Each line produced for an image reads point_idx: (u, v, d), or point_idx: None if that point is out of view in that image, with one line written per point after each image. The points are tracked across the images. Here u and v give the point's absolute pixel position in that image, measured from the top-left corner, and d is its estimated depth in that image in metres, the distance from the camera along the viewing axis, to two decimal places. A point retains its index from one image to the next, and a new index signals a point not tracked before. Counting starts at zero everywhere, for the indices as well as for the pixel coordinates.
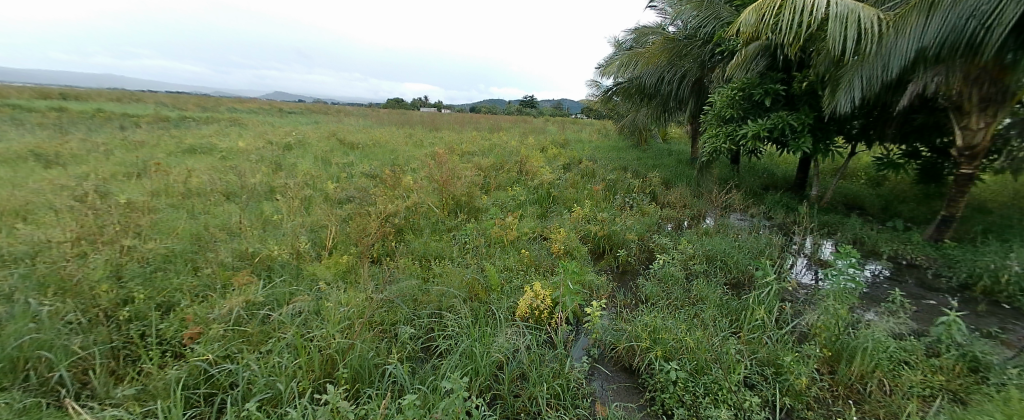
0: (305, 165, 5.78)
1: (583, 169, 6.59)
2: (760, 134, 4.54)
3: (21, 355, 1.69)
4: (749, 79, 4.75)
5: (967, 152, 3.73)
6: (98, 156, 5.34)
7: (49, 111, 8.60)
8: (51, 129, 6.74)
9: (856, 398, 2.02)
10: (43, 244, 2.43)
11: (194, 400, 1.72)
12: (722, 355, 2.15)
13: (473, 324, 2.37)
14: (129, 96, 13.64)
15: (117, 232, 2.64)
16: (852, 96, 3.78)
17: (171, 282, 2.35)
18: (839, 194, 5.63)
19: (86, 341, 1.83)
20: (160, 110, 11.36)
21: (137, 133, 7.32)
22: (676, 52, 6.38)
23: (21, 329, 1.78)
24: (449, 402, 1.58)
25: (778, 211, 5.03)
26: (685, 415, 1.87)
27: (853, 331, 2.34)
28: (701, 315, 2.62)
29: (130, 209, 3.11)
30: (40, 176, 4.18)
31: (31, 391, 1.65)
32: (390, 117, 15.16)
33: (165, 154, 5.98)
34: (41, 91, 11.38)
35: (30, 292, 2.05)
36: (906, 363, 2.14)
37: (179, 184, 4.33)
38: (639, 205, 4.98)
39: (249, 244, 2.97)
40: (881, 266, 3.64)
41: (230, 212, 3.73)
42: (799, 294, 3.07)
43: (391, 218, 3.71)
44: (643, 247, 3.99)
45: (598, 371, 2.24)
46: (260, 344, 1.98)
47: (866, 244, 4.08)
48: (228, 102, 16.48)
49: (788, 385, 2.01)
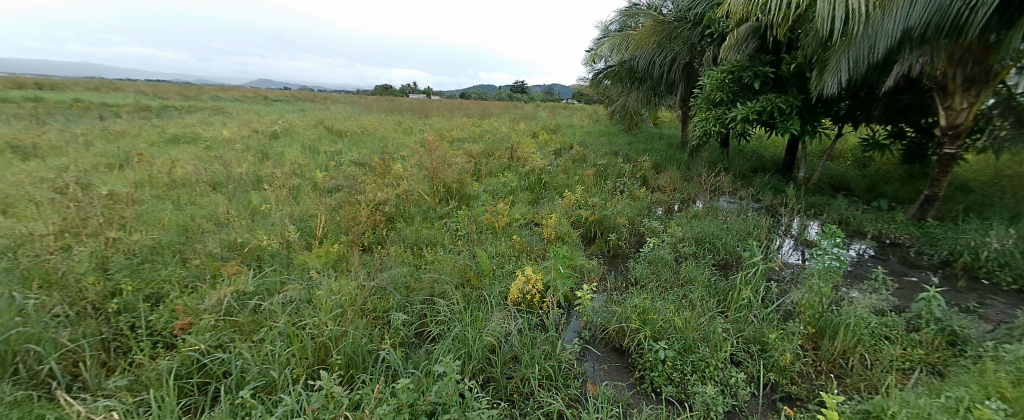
0: (293, 154, 5.69)
1: (574, 154, 6.58)
2: (749, 116, 4.57)
3: (9, 348, 1.67)
4: (739, 62, 4.76)
5: (951, 131, 3.79)
6: (78, 147, 5.20)
7: (23, 101, 8.29)
8: (28, 120, 6.52)
9: (839, 372, 2.09)
10: (24, 237, 2.37)
11: (187, 389, 1.72)
12: (710, 334, 2.21)
13: (465, 309, 2.39)
14: (108, 85, 13.19)
15: (102, 224, 2.59)
16: (839, 78, 3.81)
17: (159, 274, 2.33)
18: (826, 176, 5.72)
19: (75, 334, 1.82)
20: (140, 99, 11.02)
21: (117, 123, 7.11)
22: (667, 35, 6.29)
23: (7, 323, 1.76)
24: (443, 385, 1.60)
25: (767, 193, 5.11)
26: (673, 392, 1.93)
27: (836, 308, 2.41)
28: (689, 295, 2.68)
29: (114, 201, 3.06)
30: (17, 168, 4.05)
31: (21, 384, 1.63)
32: (379, 103, 14.88)
33: (147, 144, 5.83)
34: (15, 80, 10.94)
35: (13, 286, 2.01)
36: (886, 338, 2.21)
37: (163, 175, 4.25)
38: (630, 190, 5.02)
39: (238, 234, 2.94)
40: (866, 246, 3.74)
41: (217, 203, 3.66)
42: (785, 274, 3.15)
43: (382, 206, 3.71)
44: (634, 230, 4.03)
45: (590, 353, 2.28)
46: (252, 333, 1.98)
47: (851, 224, 4.19)
48: (211, 90, 16.05)
49: (773, 361, 2.08)
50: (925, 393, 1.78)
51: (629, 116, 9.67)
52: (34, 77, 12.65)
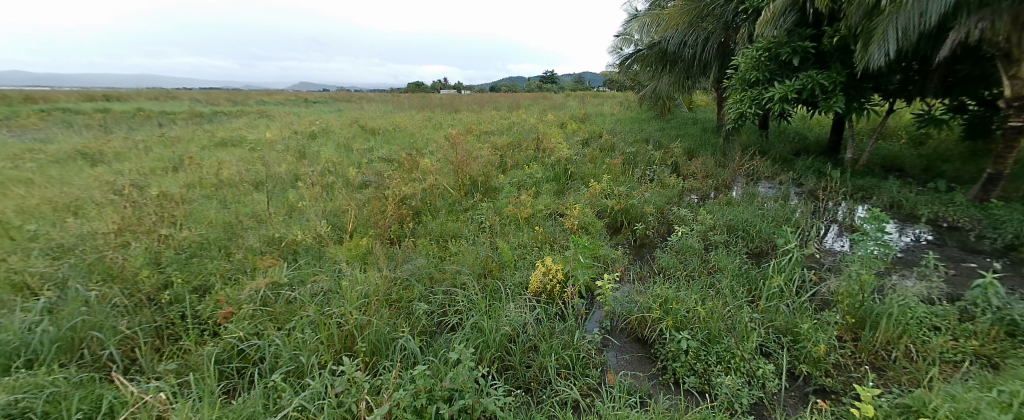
0: (328, 153, 5.93)
1: (602, 143, 6.44)
2: (787, 96, 4.29)
3: (76, 335, 1.87)
4: (776, 38, 4.46)
5: (1017, 102, 3.39)
6: (138, 153, 5.67)
7: (94, 112, 9.13)
8: (97, 129, 7.18)
9: (880, 364, 1.95)
10: (89, 235, 2.62)
11: (228, 373, 1.87)
12: (736, 324, 2.13)
13: (485, 299, 2.43)
14: (165, 94, 14.26)
15: (155, 222, 2.82)
16: (886, 49, 3.50)
17: (206, 267, 2.52)
18: (875, 156, 5.28)
19: (132, 322, 2.01)
20: (193, 106, 11.85)
21: (173, 130, 7.69)
22: (698, 13, 6.01)
23: (74, 312, 1.96)
24: (458, 373, 1.63)
25: (809, 177, 4.79)
26: (695, 383, 1.87)
27: (879, 297, 2.24)
28: (717, 284, 2.58)
29: (166, 201, 3.32)
30: (87, 174, 4.48)
31: (86, 367, 1.82)
32: (410, 100, 15.21)
33: (198, 148, 6.27)
34: (87, 94, 12.06)
35: (80, 279, 2.24)
36: (935, 328, 2.04)
37: (211, 176, 4.56)
38: (659, 178, 4.86)
39: (276, 230, 3.12)
40: (921, 230, 3.43)
41: (258, 201, 3.90)
42: (825, 261, 2.96)
43: (408, 200, 3.81)
44: (662, 219, 3.92)
45: (611, 343, 2.25)
46: (286, 322, 2.11)
47: (903, 208, 3.85)
48: (255, 94, 16.94)
49: (805, 353, 1.97)
50: (975, 387, 1.63)
51: (660, 101, 9.32)
52: (103, 90, 13.92)
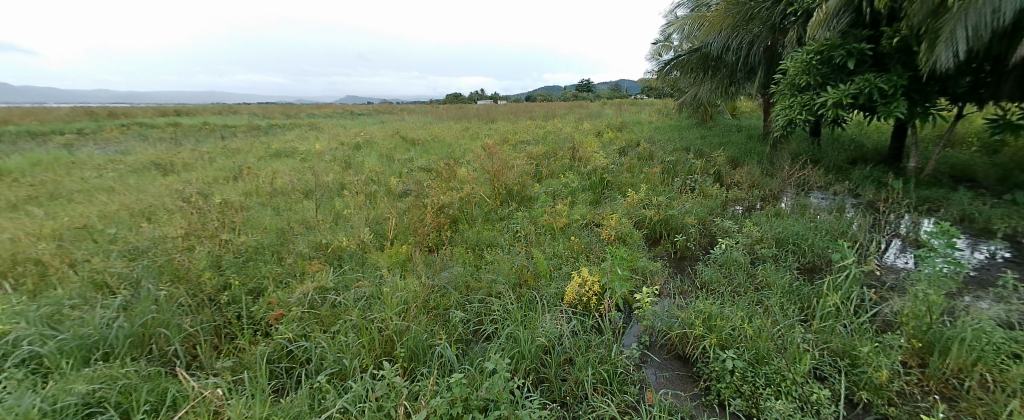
0: (371, 163, 6.20)
1: (639, 152, 6.31)
2: (842, 101, 4.03)
3: (146, 331, 2.06)
4: (829, 40, 4.21)
5: None
6: (204, 163, 6.19)
7: (167, 126, 10.10)
8: (169, 142, 7.92)
9: (952, 395, 1.76)
10: (160, 239, 2.88)
11: (277, 372, 1.98)
12: (787, 344, 1.99)
13: (519, 309, 2.43)
14: (227, 109, 15.53)
15: (217, 227, 3.06)
16: (955, 50, 3.22)
17: (260, 270, 2.70)
18: (943, 164, 4.82)
19: (194, 321, 2.18)
20: (251, 120, 12.82)
21: (234, 142, 8.36)
22: (743, 16, 5.78)
23: (146, 309, 2.16)
24: (493, 382, 1.64)
25: (868, 187, 4.44)
26: (742, 406, 1.77)
27: (952, 320, 2.03)
28: (765, 301, 2.44)
29: (227, 208, 3.60)
30: (161, 182, 4.94)
31: (155, 361, 1.99)
32: (449, 111, 15.64)
33: (255, 158, 6.76)
34: (162, 110, 13.37)
35: (152, 279, 2.46)
36: (1016, 356, 1.81)
37: (266, 185, 4.90)
38: (701, 187, 4.68)
39: (323, 236, 3.29)
40: (998, 247, 3.08)
41: (307, 208, 4.14)
42: (887, 279, 2.72)
43: (446, 209, 3.89)
44: (705, 231, 3.76)
45: (650, 359, 2.18)
46: (331, 325, 2.21)
47: (977, 221, 3.48)
48: (305, 108, 18.08)
49: (865, 379, 1.81)
50: None
51: (701, 108, 9.01)
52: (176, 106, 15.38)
